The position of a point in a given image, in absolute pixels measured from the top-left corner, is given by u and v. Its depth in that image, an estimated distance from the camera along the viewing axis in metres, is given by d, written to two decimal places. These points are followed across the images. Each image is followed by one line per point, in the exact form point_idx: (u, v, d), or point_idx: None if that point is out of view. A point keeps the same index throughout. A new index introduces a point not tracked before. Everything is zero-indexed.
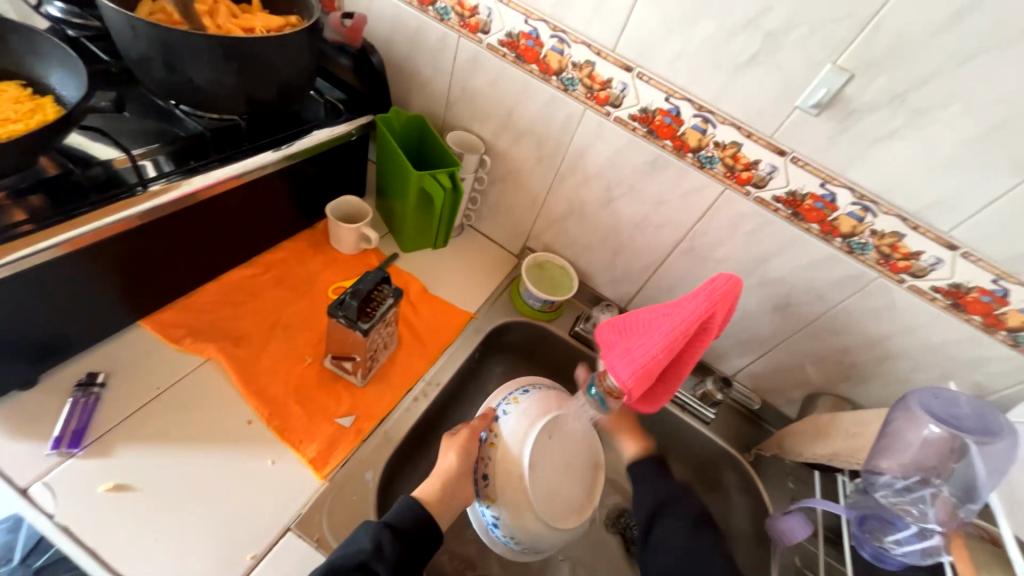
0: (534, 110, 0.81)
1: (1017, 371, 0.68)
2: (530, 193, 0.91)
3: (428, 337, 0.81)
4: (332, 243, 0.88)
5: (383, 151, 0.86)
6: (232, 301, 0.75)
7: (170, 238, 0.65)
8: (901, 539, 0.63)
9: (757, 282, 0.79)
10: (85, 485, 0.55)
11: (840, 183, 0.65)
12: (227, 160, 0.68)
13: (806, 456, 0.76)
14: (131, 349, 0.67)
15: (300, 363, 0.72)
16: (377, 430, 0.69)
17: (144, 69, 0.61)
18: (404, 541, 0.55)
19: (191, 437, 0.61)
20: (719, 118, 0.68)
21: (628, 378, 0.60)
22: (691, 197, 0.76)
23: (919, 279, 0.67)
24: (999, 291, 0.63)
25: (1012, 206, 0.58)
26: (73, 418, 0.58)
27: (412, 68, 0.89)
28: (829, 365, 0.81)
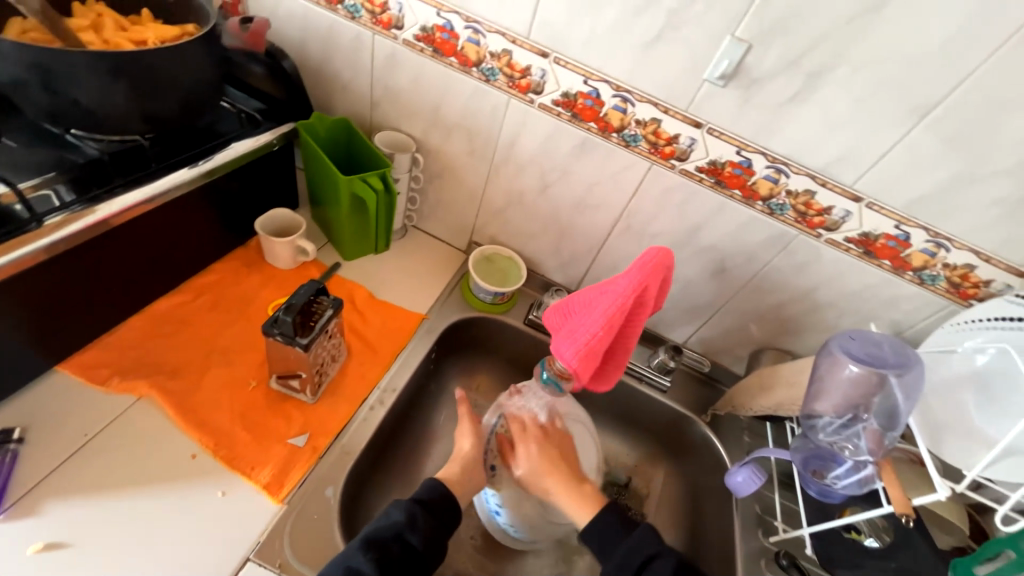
0: (460, 104, 0.80)
1: (925, 306, 0.74)
2: (468, 188, 0.90)
3: (379, 343, 0.80)
4: (267, 259, 0.85)
5: (310, 159, 0.83)
6: (160, 332, 0.71)
7: (79, 274, 0.60)
8: (840, 474, 0.69)
9: (693, 251, 0.82)
10: (11, 550, 0.51)
11: (754, 149, 0.68)
12: (135, 184, 0.64)
13: (755, 410, 0.80)
14: (50, 397, 0.62)
15: (244, 388, 0.69)
16: (334, 446, 0.67)
17: (20, 93, 0.56)
18: (433, 518, 0.58)
19: (129, 481, 0.58)
20: (636, 97, 0.69)
21: (573, 359, 0.62)
22: (621, 175, 0.77)
23: (834, 231, 0.72)
24: (902, 235, 0.69)
25: (903, 156, 0.62)
26: None
27: (329, 70, 0.86)
28: (767, 321, 0.86)
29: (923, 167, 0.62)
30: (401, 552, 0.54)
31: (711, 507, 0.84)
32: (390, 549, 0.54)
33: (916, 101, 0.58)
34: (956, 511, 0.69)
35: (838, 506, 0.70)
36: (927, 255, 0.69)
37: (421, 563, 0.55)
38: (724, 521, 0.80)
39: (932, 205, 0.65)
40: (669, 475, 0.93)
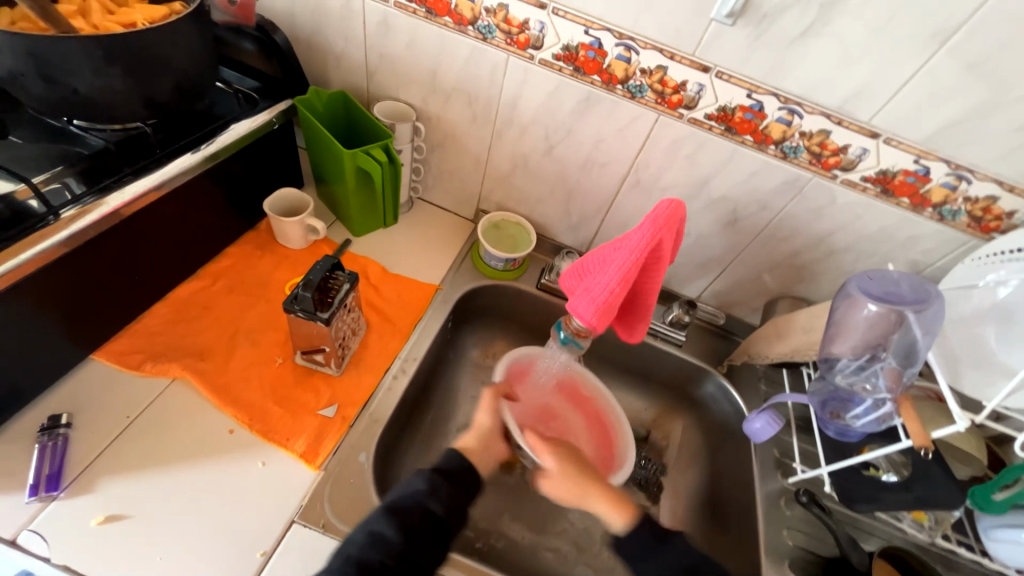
0: (457, 67, 0.78)
1: (945, 243, 0.73)
2: (472, 155, 0.89)
3: (396, 316, 0.81)
4: (279, 239, 0.85)
5: (310, 135, 0.82)
6: (185, 318, 0.73)
7: (100, 263, 0.61)
8: (859, 414, 0.70)
9: (704, 203, 0.81)
10: (75, 522, 0.54)
11: (765, 91, 0.66)
12: (142, 171, 0.64)
13: (772, 357, 0.81)
14: (90, 384, 0.64)
15: (271, 365, 0.71)
16: (362, 414, 0.70)
17: (20, 86, 0.56)
18: (455, 488, 0.59)
19: (174, 456, 0.61)
20: (640, 44, 0.67)
21: (591, 316, 0.62)
22: (628, 129, 0.76)
23: (849, 171, 0.70)
24: (921, 170, 0.66)
25: (922, 86, 0.60)
26: (45, 462, 0.56)
27: (322, 41, 0.83)
28: (782, 270, 0.85)
29: (943, 96, 0.60)
30: (423, 517, 0.55)
31: (729, 452, 0.86)
32: (411, 516, 0.55)
33: (936, 25, 0.55)
34: (977, 444, 0.70)
35: (856, 445, 0.71)
36: (948, 190, 0.67)
37: (443, 527, 0.56)
38: (744, 465, 0.82)
39: (954, 135, 0.62)
40: (687, 426, 0.94)
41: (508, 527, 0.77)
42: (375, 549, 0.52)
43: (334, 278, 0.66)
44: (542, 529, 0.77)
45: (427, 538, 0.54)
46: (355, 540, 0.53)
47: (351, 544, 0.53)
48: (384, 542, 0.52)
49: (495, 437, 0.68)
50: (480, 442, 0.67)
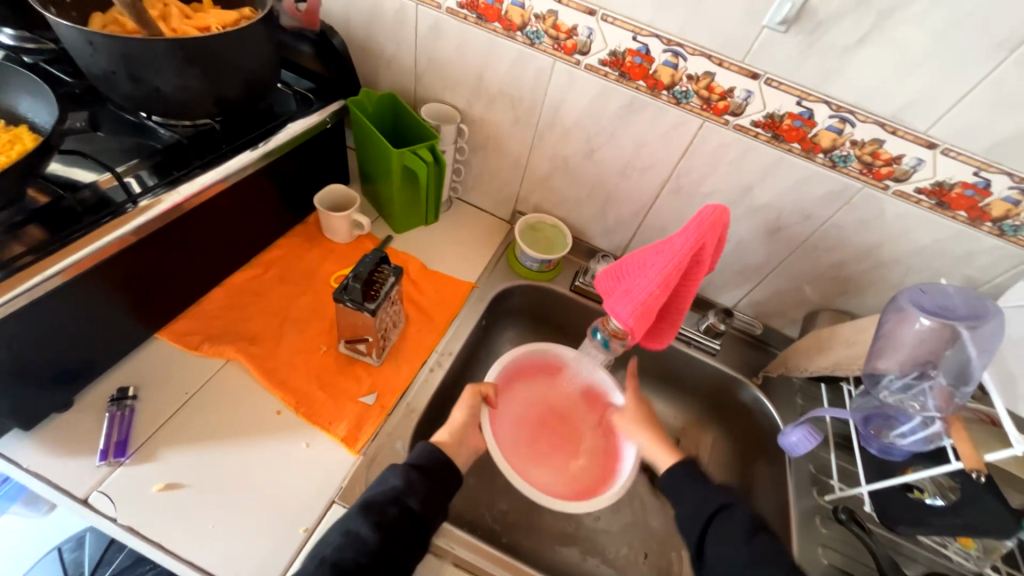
0: (504, 71, 0.80)
1: (1004, 260, 0.70)
2: (512, 157, 0.91)
3: (434, 311, 0.84)
4: (326, 233, 0.89)
5: (360, 134, 0.86)
6: (239, 303, 0.77)
7: (169, 248, 0.66)
8: (905, 433, 0.67)
9: (746, 210, 0.80)
10: (138, 487, 0.58)
11: (817, 98, 0.65)
12: (209, 165, 0.69)
13: (810, 371, 0.80)
14: (153, 361, 0.69)
15: (317, 352, 0.74)
16: (400, 404, 0.72)
17: (111, 84, 0.61)
18: (427, 478, 0.59)
19: (227, 432, 0.65)
20: (689, 50, 0.67)
21: (629, 317, 0.63)
22: (671, 134, 0.76)
23: (903, 182, 0.68)
24: (981, 183, 0.64)
25: (987, 96, 0.58)
26: (114, 430, 0.61)
27: (374, 45, 0.87)
28: (824, 282, 0.83)
29: (1010, 107, 0.58)
30: (400, 514, 0.56)
31: (762, 465, 0.85)
32: (388, 513, 0.55)
33: (1004, 34, 0.54)
34: None
35: (900, 464, 0.69)
36: (1010, 204, 0.64)
37: (423, 526, 0.57)
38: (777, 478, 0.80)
39: (1019, 147, 0.60)
40: (718, 436, 0.94)
41: (533, 524, 0.77)
42: (350, 550, 0.52)
43: (376, 271, 0.68)
44: (569, 528, 0.77)
45: (407, 536, 0.55)
46: (330, 542, 0.53)
47: (327, 546, 0.53)
48: (360, 541, 0.53)
49: (469, 434, 0.68)
50: (454, 438, 0.67)
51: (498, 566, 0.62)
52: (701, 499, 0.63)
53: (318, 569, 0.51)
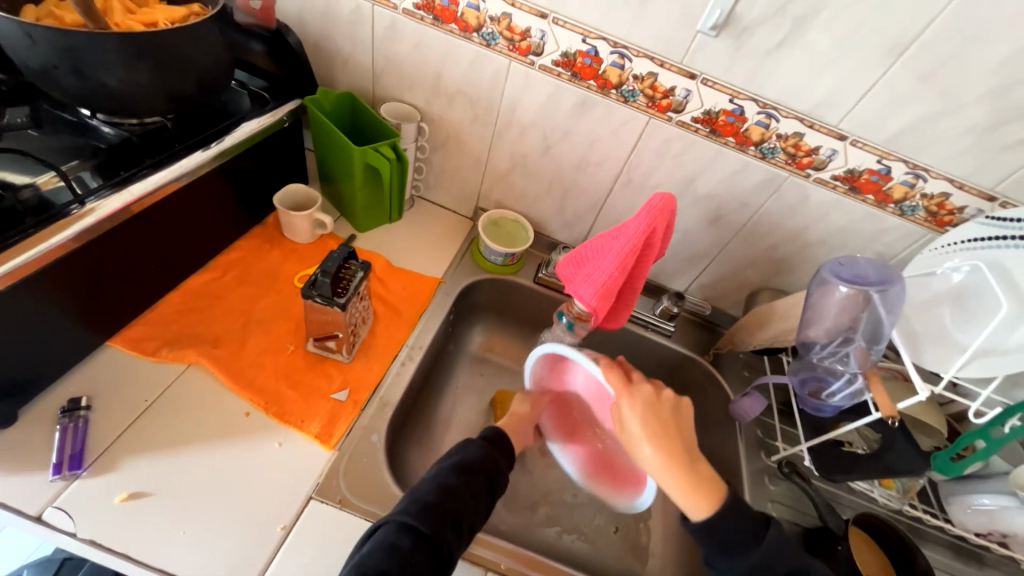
0: (462, 70, 0.83)
1: (906, 236, 0.80)
2: (472, 155, 0.94)
3: (402, 307, 0.85)
4: (286, 234, 0.88)
5: (319, 133, 0.85)
6: (197, 307, 0.75)
7: (120, 251, 0.63)
8: (834, 391, 0.76)
9: (691, 200, 0.87)
10: (98, 500, 0.56)
11: (746, 97, 0.72)
12: (162, 164, 0.67)
13: (753, 344, 0.88)
14: (105, 370, 0.66)
15: (284, 352, 0.73)
16: (373, 398, 0.72)
17: (50, 80, 0.58)
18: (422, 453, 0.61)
19: (192, 438, 0.63)
20: (634, 52, 0.73)
21: (592, 298, 0.68)
22: (621, 131, 0.81)
23: (821, 170, 0.77)
24: (884, 169, 0.74)
25: (882, 93, 0.67)
26: (67, 443, 0.58)
27: (330, 44, 0.87)
28: (762, 264, 0.92)
29: (901, 103, 0.67)
30: (482, 476, 0.60)
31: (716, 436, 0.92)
32: (475, 475, 0.59)
33: (892, 40, 0.63)
34: (937, 417, 0.76)
35: (832, 420, 0.77)
36: (907, 187, 0.75)
37: (495, 491, 0.60)
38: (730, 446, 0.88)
39: (911, 138, 0.70)
40: None
41: (508, 510, 0.79)
42: (442, 500, 0.55)
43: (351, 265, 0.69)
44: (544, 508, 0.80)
45: (482, 494, 0.59)
46: (425, 491, 0.56)
47: (422, 492, 0.56)
48: (450, 491, 0.56)
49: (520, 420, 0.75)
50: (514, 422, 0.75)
51: (478, 546, 0.64)
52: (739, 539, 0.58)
53: (421, 511, 0.54)
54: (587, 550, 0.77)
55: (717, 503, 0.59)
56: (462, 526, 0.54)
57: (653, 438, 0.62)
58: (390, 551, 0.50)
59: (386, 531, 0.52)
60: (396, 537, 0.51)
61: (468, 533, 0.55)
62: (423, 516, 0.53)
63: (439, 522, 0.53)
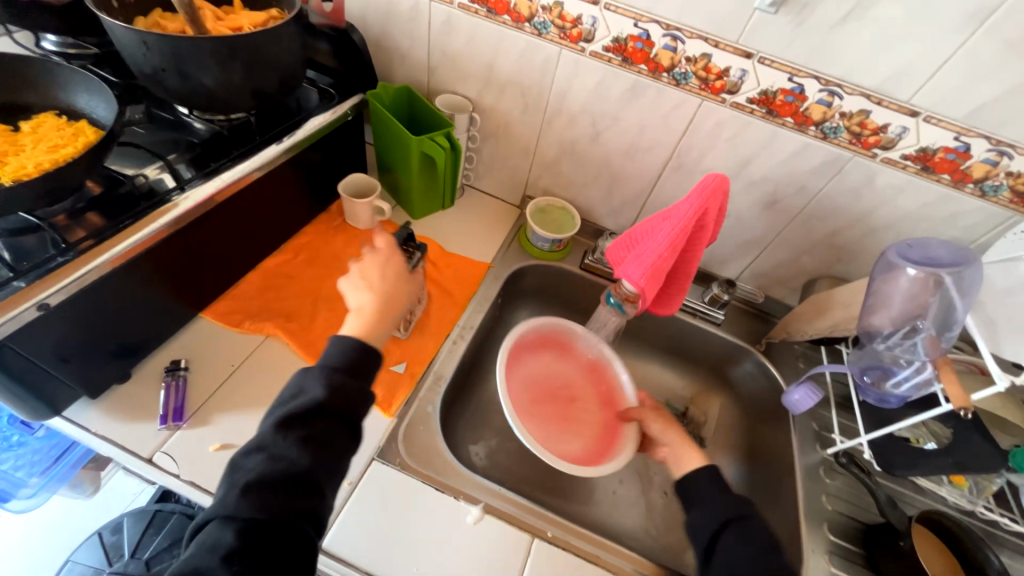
0: (513, 60, 0.85)
1: (987, 220, 0.75)
2: (521, 143, 0.96)
3: (454, 290, 0.89)
4: (349, 221, 0.95)
5: (379, 125, 0.91)
6: (273, 286, 0.83)
7: (214, 233, 0.71)
8: (899, 381, 0.72)
9: (744, 184, 0.85)
10: (196, 448, 0.64)
11: (806, 74, 0.70)
12: (246, 155, 0.74)
13: (810, 333, 0.85)
14: (200, 338, 0.75)
15: (348, 328, 0.80)
16: (427, 372, 0.77)
17: (159, 81, 0.67)
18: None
19: (272, 400, 0.70)
20: (687, 34, 0.72)
21: (640, 279, 0.69)
22: (673, 114, 0.81)
23: (889, 150, 0.73)
24: (962, 147, 0.69)
25: (961, 65, 0.63)
26: (171, 398, 0.66)
27: (390, 42, 0.93)
28: (821, 251, 0.89)
29: (984, 75, 0.63)
30: (323, 425, 0.52)
31: (767, 427, 0.90)
32: (311, 426, 0.51)
33: (975, 8, 0.59)
34: (1021, 415, 0.71)
35: (895, 412, 0.74)
36: (989, 165, 0.70)
37: (351, 421, 0.54)
38: (783, 436, 0.85)
39: (994, 112, 0.65)
40: (724, 403, 0.99)
41: (554, 485, 0.82)
42: (279, 467, 0.49)
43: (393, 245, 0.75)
44: (589, 486, 0.82)
45: (336, 439, 0.52)
46: (250, 466, 0.48)
47: (246, 470, 0.48)
48: (288, 459, 0.49)
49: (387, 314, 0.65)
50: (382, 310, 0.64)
51: (527, 513, 0.67)
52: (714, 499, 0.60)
53: (244, 498, 0.46)
54: (631, 530, 0.78)
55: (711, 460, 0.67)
56: (313, 477, 0.49)
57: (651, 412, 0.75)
58: (215, 553, 0.44)
59: (211, 530, 0.45)
60: (217, 536, 0.44)
61: (330, 481, 0.51)
62: (250, 503, 0.46)
63: (280, 492, 0.47)
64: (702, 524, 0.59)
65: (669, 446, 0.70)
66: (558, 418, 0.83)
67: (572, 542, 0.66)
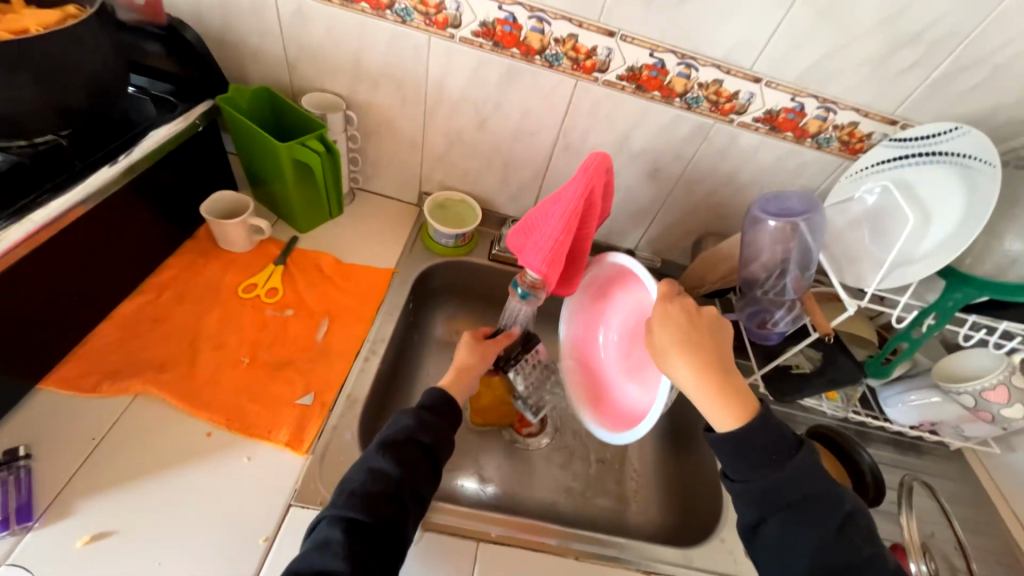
0: (381, 51, 0.80)
1: (825, 168, 0.86)
2: (407, 138, 0.91)
3: (358, 303, 0.83)
4: (222, 246, 0.84)
5: (238, 134, 0.81)
6: (133, 334, 0.70)
7: (35, 286, 0.58)
8: (777, 320, 0.81)
9: (628, 158, 0.89)
10: (57, 548, 0.53)
11: (664, 49, 0.74)
12: (64, 186, 0.61)
13: (705, 288, 0.93)
14: (42, 414, 0.61)
15: (239, 366, 0.71)
16: (340, 397, 0.71)
17: None
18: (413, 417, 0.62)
19: (153, 468, 0.60)
20: (551, 15, 0.72)
21: (542, 266, 0.69)
22: (552, 96, 0.82)
23: (743, 115, 0.80)
24: (798, 106, 0.78)
25: (787, 33, 0.70)
26: (11, 496, 0.54)
27: (234, 37, 0.82)
28: (701, 212, 0.96)
29: (805, 40, 0.71)
30: (415, 449, 0.59)
31: None
32: (405, 448, 0.59)
33: None
34: (868, 328, 0.84)
35: (778, 347, 0.83)
36: (820, 120, 0.79)
37: (435, 456, 0.60)
38: None
39: (817, 74, 0.74)
40: None
41: (496, 481, 0.81)
42: (376, 483, 0.55)
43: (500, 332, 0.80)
44: (529, 473, 0.83)
45: (422, 468, 0.58)
46: (355, 478, 0.56)
47: (352, 481, 0.56)
48: (383, 475, 0.56)
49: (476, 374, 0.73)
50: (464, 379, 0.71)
51: (468, 519, 0.66)
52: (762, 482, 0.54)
53: (350, 501, 0.54)
54: (574, 506, 0.80)
55: (746, 417, 0.57)
56: (401, 498, 0.55)
57: (684, 349, 0.60)
58: (324, 548, 0.51)
59: (322, 529, 0.53)
60: (327, 533, 0.52)
61: (413, 503, 0.56)
62: (356, 505, 0.54)
63: (375, 504, 0.54)
64: (746, 508, 0.56)
65: (704, 396, 0.59)
66: (637, 342, 0.76)
67: (517, 536, 0.66)
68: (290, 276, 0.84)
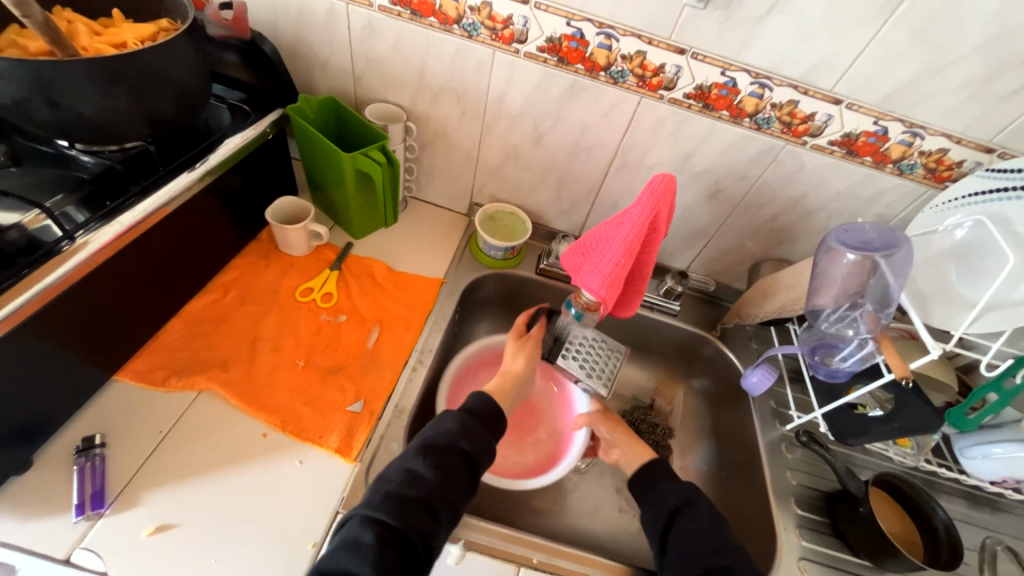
0: (445, 64, 0.80)
1: (906, 196, 0.80)
2: (463, 150, 0.92)
3: (407, 312, 0.84)
4: (282, 248, 0.87)
5: (305, 142, 0.83)
6: (200, 332, 0.74)
7: (118, 283, 0.62)
8: (845, 357, 0.76)
9: (689, 177, 0.86)
10: (126, 537, 0.55)
11: (737, 68, 0.71)
12: (148, 190, 0.65)
13: (761, 316, 0.88)
14: (116, 404, 0.65)
15: (294, 369, 0.73)
16: (388, 406, 0.72)
17: (22, 114, 0.56)
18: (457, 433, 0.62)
19: (213, 465, 0.63)
20: (620, 32, 0.71)
21: (600, 289, 0.68)
22: (614, 113, 0.80)
23: (817, 137, 0.76)
24: (881, 130, 0.73)
25: (876, 54, 0.66)
26: (87, 483, 0.57)
27: (306, 49, 0.85)
28: (762, 235, 0.92)
29: (895, 61, 0.66)
30: (456, 458, 0.59)
31: (729, 412, 0.92)
32: (446, 457, 0.59)
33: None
34: (947, 372, 0.77)
35: (844, 385, 0.77)
36: (904, 146, 0.74)
37: (473, 467, 0.60)
38: (745, 419, 0.88)
39: (906, 97, 0.69)
40: (688, 395, 1.00)
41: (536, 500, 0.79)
42: (413, 488, 0.55)
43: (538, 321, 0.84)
44: (568, 496, 0.80)
45: (461, 478, 0.58)
46: (391, 479, 0.56)
47: (389, 480, 0.56)
48: (422, 481, 0.56)
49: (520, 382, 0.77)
50: (507, 383, 0.75)
51: (509, 542, 0.64)
52: (671, 510, 0.66)
53: (384, 503, 0.54)
54: (614, 532, 0.78)
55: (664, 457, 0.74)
56: (435, 508, 0.55)
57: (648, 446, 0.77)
58: (353, 548, 0.49)
59: (352, 525, 0.52)
60: (358, 533, 0.51)
61: (446, 515, 0.55)
62: (389, 507, 0.53)
63: (407, 511, 0.53)
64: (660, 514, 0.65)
65: (624, 454, 0.77)
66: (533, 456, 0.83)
67: (558, 564, 0.64)
68: (344, 281, 0.86)
